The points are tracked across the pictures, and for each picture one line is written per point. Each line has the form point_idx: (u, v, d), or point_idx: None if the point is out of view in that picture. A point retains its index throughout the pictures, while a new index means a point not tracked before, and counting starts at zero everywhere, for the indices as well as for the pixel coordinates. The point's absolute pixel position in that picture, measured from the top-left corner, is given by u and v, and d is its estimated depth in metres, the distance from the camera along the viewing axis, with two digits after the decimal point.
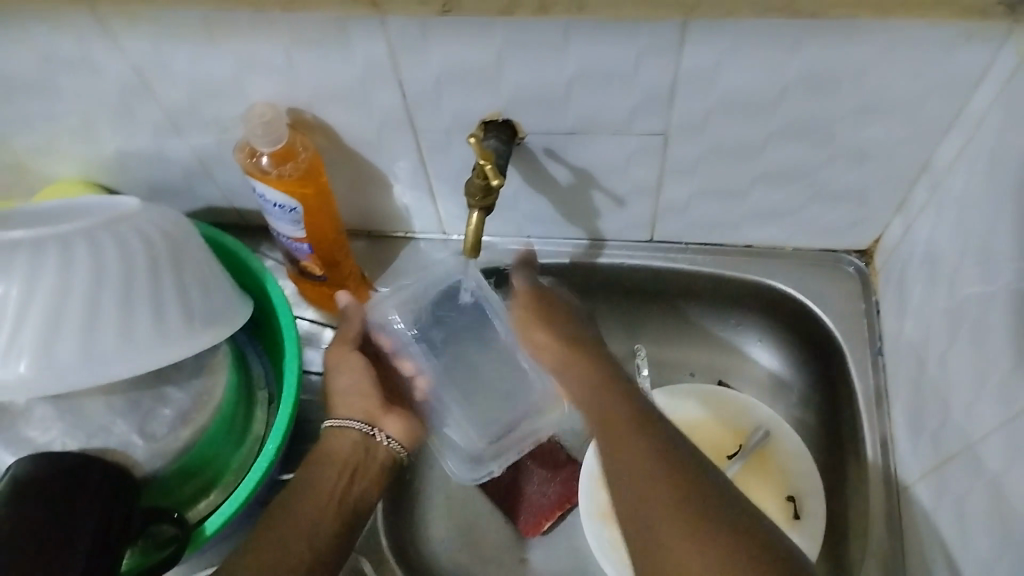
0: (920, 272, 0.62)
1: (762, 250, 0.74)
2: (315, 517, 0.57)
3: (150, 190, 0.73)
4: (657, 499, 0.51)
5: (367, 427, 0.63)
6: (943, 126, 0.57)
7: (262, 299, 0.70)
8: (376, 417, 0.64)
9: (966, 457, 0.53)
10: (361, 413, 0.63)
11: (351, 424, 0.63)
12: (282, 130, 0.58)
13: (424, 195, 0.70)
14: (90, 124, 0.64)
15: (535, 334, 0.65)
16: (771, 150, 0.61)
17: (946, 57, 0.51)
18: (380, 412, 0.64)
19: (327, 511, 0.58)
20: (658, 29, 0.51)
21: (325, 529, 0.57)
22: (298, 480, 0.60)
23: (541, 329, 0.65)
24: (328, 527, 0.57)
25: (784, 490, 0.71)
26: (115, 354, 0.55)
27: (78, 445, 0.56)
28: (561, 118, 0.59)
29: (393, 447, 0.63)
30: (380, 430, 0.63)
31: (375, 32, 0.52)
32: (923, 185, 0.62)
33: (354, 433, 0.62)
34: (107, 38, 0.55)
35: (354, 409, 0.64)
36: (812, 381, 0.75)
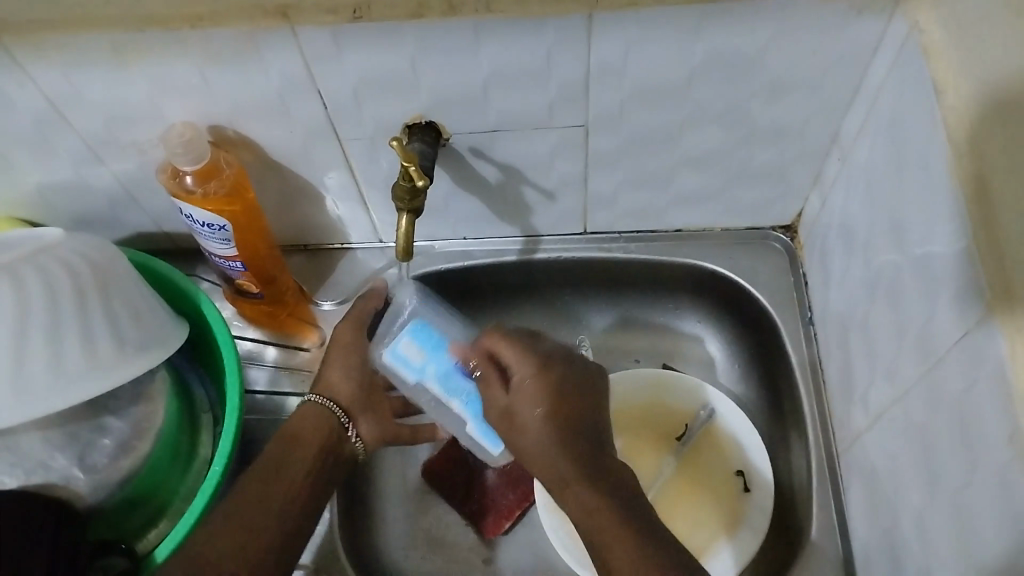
0: (839, 241, 0.65)
1: (691, 233, 0.76)
2: (283, 501, 0.58)
3: (75, 221, 0.72)
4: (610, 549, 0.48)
5: (343, 418, 0.65)
6: (848, 98, 0.59)
7: (198, 321, 0.69)
8: (354, 409, 0.66)
9: (895, 413, 0.55)
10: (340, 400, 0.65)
11: (332, 408, 0.64)
12: (202, 148, 0.57)
13: (355, 205, 0.70)
14: (5, 158, 0.63)
15: (531, 408, 0.57)
16: (689, 134, 0.63)
17: (843, 31, 0.53)
18: (360, 409, 0.66)
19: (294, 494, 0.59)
20: (566, 23, 0.52)
21: (291, 504, 0.58)
22: (273, 454, 0.61)
23: (527, 407, 0.57)
24: (293, 510, 0.58)
25: (733, 465, 0.73)
26: (47, 386, 0.54)
27: (16, 483, 0.54)
28: (481, 118, 0.60)
29: (358, 447, 0.66)
30: (353, 427, 0.65)
31: (288, 44, 0.53)
32: (835, 158, 0.64)
33: (331, 420, 0.64)
34: (13, 69, 0.54)
35: (336, 391, 0.65)
36: (751, 356, 0.77)
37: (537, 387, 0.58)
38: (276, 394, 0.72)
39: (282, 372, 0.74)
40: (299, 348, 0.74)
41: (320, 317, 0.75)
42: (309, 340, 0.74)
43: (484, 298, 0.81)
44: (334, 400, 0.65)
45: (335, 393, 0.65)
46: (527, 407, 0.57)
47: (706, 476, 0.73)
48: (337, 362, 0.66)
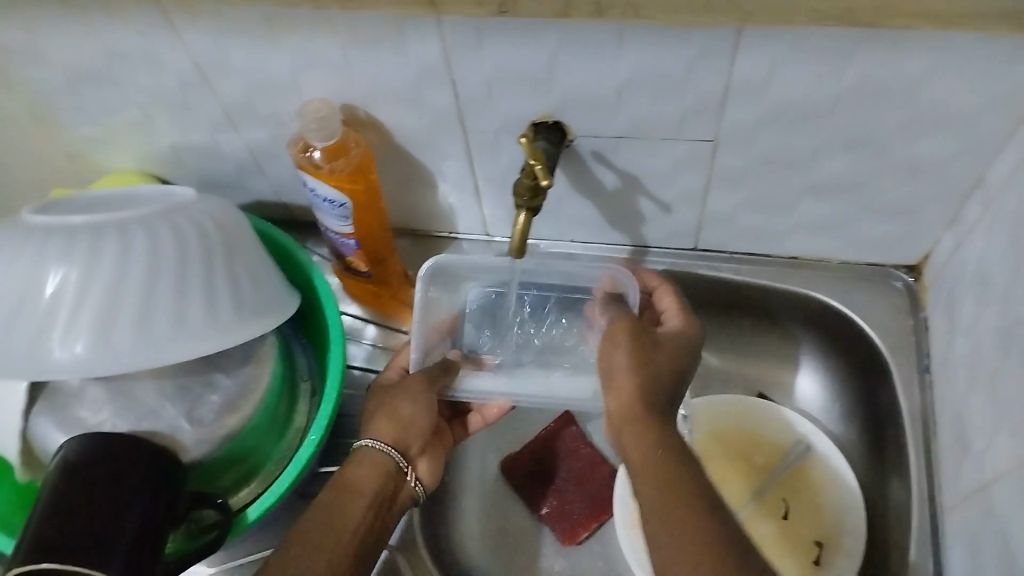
0: (971, 288, 0.61)
1: (808, 262, 0.74)
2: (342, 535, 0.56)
3: (202, 183, 0.75)
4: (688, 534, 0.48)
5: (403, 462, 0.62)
6: (1000, 141, 0.56)
7: (308, 293, 0.71)
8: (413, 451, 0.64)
9: (1011, 477, 0.52)
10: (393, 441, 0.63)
11: (390, 454, 0.62)
12: (336, 126, 0.59)
13: (471, 196, 0.71)
14: (149, 116, 0.66)
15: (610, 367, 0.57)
16: (821, 161, 0.61)
17: (1006, 71, 0.50)
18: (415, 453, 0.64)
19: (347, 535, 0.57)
20: (714, 35, 0.51)
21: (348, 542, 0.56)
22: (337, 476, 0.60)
23: (618, 355, 0.56)
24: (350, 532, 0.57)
25: (814, 533, 0.69)
26: (170, 339, 0.56)
27: (128, 427, 0.57)
28: (611, 122, 0.59)
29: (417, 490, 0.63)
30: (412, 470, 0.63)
31: (432, 31, 0.53)
32: (977, 201, 0.61)
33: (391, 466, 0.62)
34: (169, 32, 0.56)
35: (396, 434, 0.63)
36: (855, 394, 0.74)
37: (672, 347, 0.58)
38: (371, 372, 0.74)
39: (380, 351, 0.75)
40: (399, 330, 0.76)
41: None
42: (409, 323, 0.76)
43: None
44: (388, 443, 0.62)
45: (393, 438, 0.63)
46: (644, 359, 0.56)
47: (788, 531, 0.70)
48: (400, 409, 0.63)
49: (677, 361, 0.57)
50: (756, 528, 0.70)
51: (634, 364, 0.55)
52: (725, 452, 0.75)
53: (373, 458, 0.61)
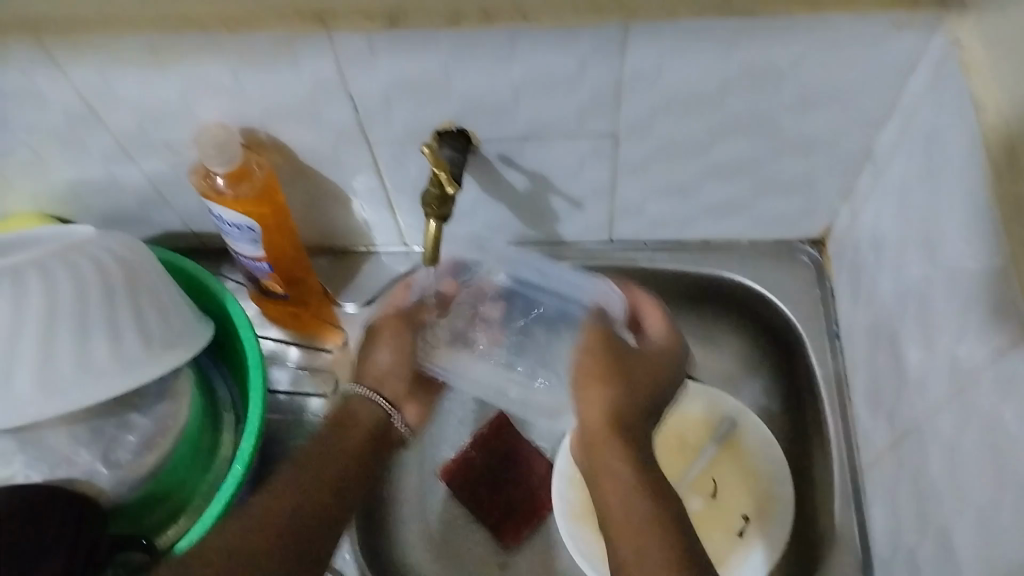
0: (869, 257, 0.64)
1: (716, 244, 0.76)
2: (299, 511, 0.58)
3: (104, 218, 0.72)
4: (646, 551, 0.53)
5: (389, 408, 0.69)
6: (883, 114, 0.58)
7: (222, 320, 0.70)
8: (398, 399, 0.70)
9: (920, 433, 0.55)
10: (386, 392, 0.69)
11: (377, 401, 0.69)
12: (234, 150, 0.58)
13: (383, 208, 0.70)
14: (38, 154, 0.64)
15: (583, 396, 0.63)
16: (720, 146, 0.62)
17: (880, 47, 0.53)
18: (404, 397, 0.71)
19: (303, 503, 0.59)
20: (603, 32, 0.52)
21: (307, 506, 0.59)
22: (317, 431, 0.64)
23: (605, 392, 0.62)
24: (307, 507, 0.59)
25: (740, 509, 0.71)
26: (76, 382, 0.54)
27: (42, 477, 0.55)
28: (512, 123, 0.60)
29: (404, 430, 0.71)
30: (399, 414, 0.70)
31: (324, 47, 0.53)
32: (868, 172, 0.63)
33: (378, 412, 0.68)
34: (49, 66, 0.54)
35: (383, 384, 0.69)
36: (772, 367, 0.77)
37: (656, 366, 0.65)
38: (297, 395, 0.73)
39: (306, 373, 0.74)
40: (322, 349, 0.75)
41: (344, 319, 0.75)
42: (332, 341, 0.75)
43: None
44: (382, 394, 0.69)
45: (379, 383, 0.69)
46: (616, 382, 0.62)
47: (718, 506, 0.72)
48: (387, 361, 0.69)
49: (649, 388, 0.63)
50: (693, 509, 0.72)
51: (608, 392, 0.62)
52: (675, 439, 0.75)
53: (368, 407, 0.68)
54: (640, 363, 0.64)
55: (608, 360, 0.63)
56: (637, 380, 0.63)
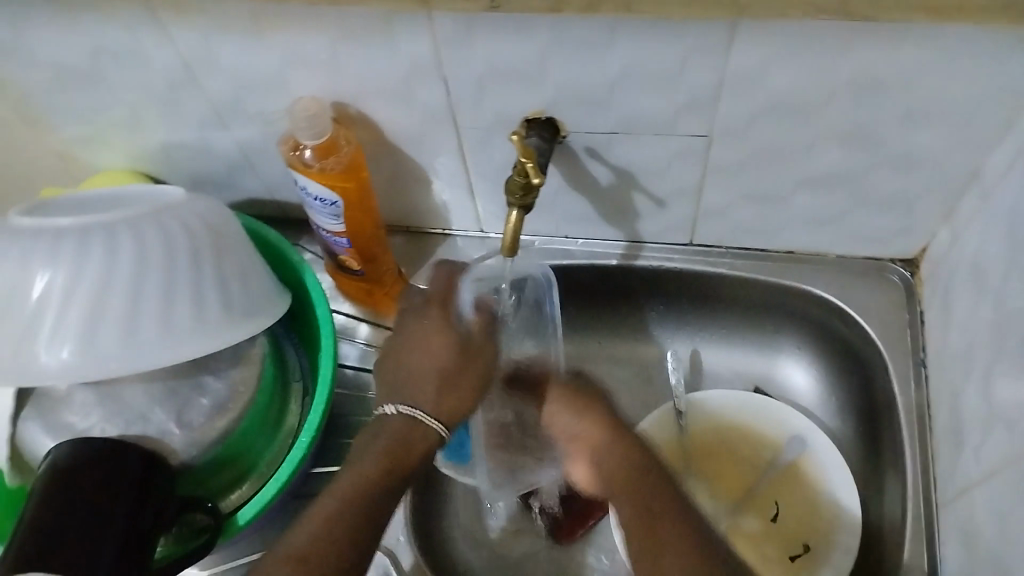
0: (967, 282, 0.61)
1: (803, 256, 0.73)
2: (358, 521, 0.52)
3: (193, 181, 0.74)
4: None
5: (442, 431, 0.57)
6: (997, 135, 0.55)
7: (298, 291, 0.71)
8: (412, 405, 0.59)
9: (1006, 473, 0.52)
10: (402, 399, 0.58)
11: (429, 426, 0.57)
12: (325, 124, 0.58)
13: (464, 192, 0.70)
14: (137, 115, 0.65)
15: (583, 437, 0.61)
16: (817, 155, 0.60)
17: (1002, 64, 0.50)
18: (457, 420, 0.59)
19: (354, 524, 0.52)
20: (708, 29, 0.50)
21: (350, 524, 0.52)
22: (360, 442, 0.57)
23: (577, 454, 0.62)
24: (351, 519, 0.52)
25: (802, 537, 0.69)
26: (157, 343, 0.55)
27: (117, 432, 0.56)
28: (603, 117, 0.58)
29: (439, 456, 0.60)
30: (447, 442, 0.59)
31: (422, 28, 0.52)
32: (973, 194, 0.60)
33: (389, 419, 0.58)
34: (156, 29, 0.55)
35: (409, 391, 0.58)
36: (849, 388, 0.74)
37: (590, 417, 0.61)
38: (364, 371, 0.73)
39: (373, 351, 0.74)
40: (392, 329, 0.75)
41: None
42: None
43: (583, 300, 0.80)
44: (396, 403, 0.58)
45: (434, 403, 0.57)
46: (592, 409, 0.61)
47: (780, 529, 0.70)
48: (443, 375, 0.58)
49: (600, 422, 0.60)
50: (742, 531, 0.70)
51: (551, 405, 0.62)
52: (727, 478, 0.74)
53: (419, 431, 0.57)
54: (573, 416, 0.61)
55: (565, 424, 0.62)
56: (578, 413, 0.61)
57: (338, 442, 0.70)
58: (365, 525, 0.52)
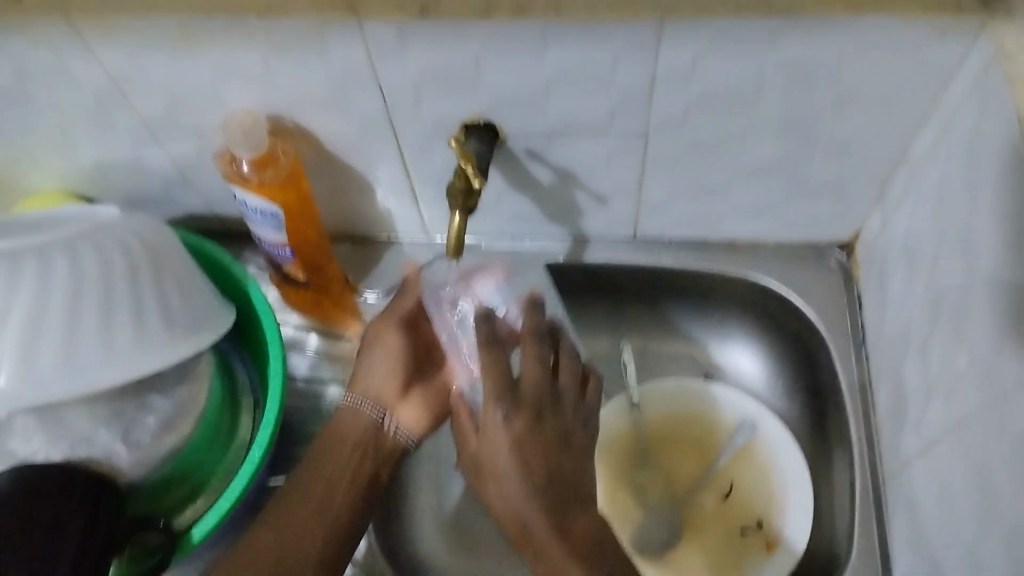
0: (900, 263, 0.63)
1: (745, 246, 0.75)
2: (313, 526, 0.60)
3: (130, 199, 0.72)
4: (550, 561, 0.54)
5: (378, 413, 0.64)
6: (920, 119, 0.57)
7: (242, 304, 0.70)
8: (391, 402, 0.65)
9: (948, 445, 0.54)
10: (378, 398, 0.65)
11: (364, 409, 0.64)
12: (262, 137, 0.57)
13: (407, 198, 0.70)
14: (66, 133, 0.64)
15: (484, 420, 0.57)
16: (751, 146, 0.61)
17: (921, 52, 0.51)
18: (396, 399, 0.65)
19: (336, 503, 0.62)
20: (637, 28, 0.51)
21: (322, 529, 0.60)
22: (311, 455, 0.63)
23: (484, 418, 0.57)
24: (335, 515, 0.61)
25: (754, 516, 0.71)
26: (97, 362, 0.54)
27: (61, 455, 0.55)
28: (541, 118, 0.59)
29: (402, 437, 0.65)
30: (391, 417, 0.65)
31: (354, 37, 0.52)
32: (901, 178, 0.62)
33: (365, 419, 0.64)
34: (81, 46, 0.54)
35: (373, 390, 0.65)
36: (795, 372, 0.76)
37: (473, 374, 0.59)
38: (316, 381, 0.73)
39: (324, 361, 0.74)
40: (343, 338, 0.75)
41: (364, 308, 0.75)
42: (353, 330, 0.74)
43: None
44: (371, 400, 0.65)
45: (366, 390, 0.65)
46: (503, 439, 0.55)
47: (735, 504, 0.72)
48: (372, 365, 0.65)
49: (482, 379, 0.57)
50: (701, 509, 0.73)
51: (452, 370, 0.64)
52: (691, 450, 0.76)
53: (351, 420, 0.64)
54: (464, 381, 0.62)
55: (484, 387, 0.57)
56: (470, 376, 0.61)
57: (292, 453, 0.70)
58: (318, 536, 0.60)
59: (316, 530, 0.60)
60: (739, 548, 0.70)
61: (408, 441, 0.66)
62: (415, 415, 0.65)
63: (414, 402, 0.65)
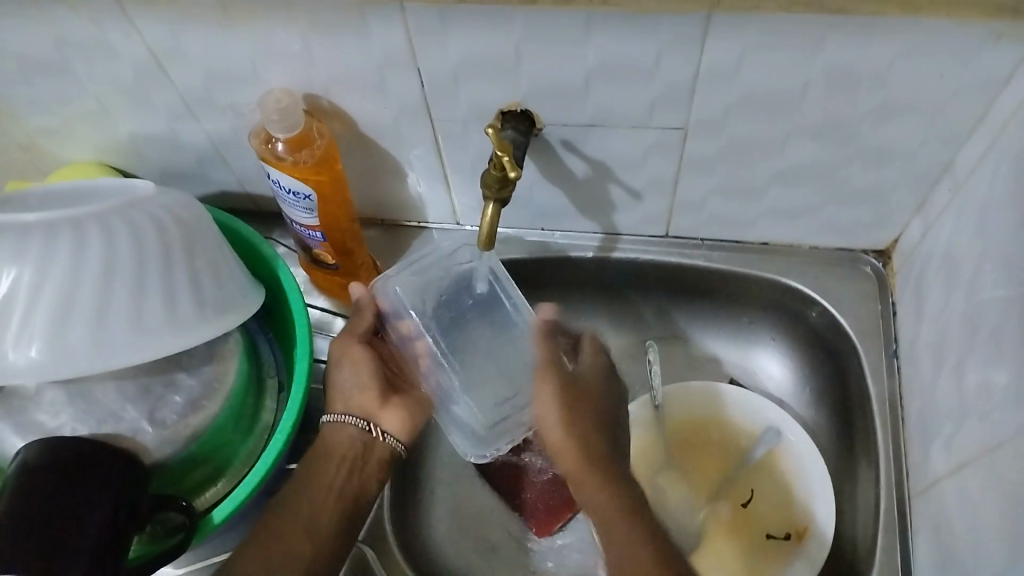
0: (939, 273, 0.62)
1: (779, 248, 0.73)
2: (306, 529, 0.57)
3: (164, 174, 0.73)
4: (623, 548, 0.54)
5: (363, 423, 0.62)
6: (968, 126, 0.56)
7: (272, 285, 0.70)
8: (372, 409, 0.63)
9: (979, 461, 0.53)
10: (359, 410, 0.63)
11: (350, 420, 0.62)
12: (297, 117, 0.57)
13: (439, 185, 0.69)
14: (104, 107, 0.64)
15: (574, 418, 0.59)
16: (792, 147, 0.60)
17: (973, 57, 0.50)
18: (378, 406, 0.63)
19: (328, 508, 0.59)
20: (683, 21, 0.50)
21: (320, 533, 0.58)
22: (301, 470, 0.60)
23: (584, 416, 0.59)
24: (327, 519, 0.58)
25: (781, 528, 0.69)
26: (126, 339, 0.54)
27: (88, 431, 0.55)
28: (580, 109, 0.58)
29: (392, 443, 0.63)
30: (378, 426, 0.62)
31: (395, 20, 0.52)
32: (945, 187, 0.61)
33: (353, 431, 0.62)
34: (123, 20, 0.54)
35: (353, 402, 0.63)
36: (824, 379, 0.75)
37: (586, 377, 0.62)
38: None
39: None
40: None
41: None
42: None
43: (560, 292, 0.80)
44: (354, 413, 0.62)
45: (347, 406, 0.63)
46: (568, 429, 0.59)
47: (762, 515, 0.71)
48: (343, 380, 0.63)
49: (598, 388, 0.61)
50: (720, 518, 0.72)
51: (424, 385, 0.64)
52: (716, 460, 0.75)
53: (341, 432, 0.62)
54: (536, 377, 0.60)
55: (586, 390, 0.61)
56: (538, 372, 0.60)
57: (314, 437, 0.70)
58: (307, 542, 0.57)
59: (309, 534, 0.57)
60: (758, 553, 0.69)
61: (398, 446, 0.63)
62: (400, 420, 0.63)
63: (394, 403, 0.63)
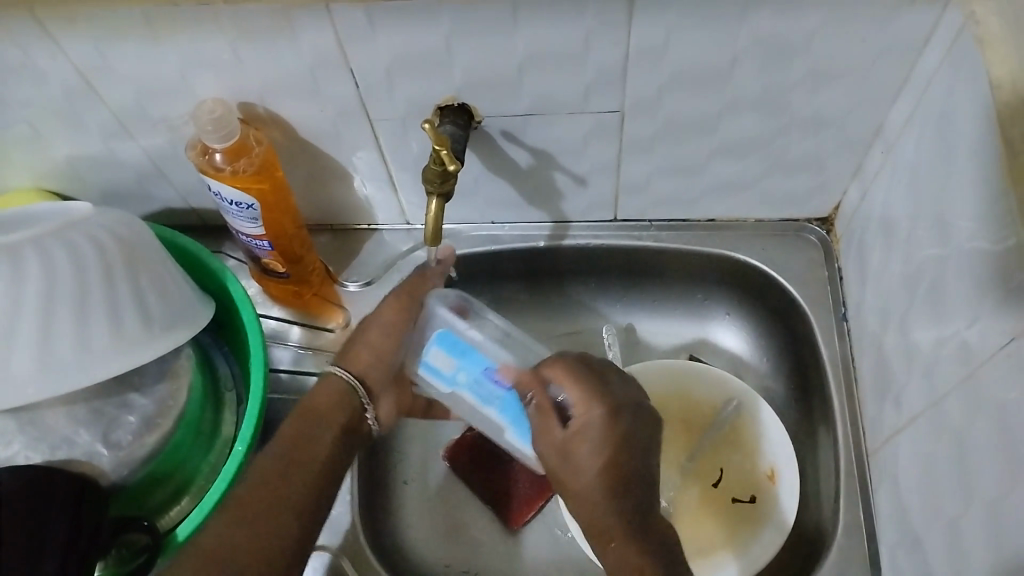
0: (879, 236, 0.63)
1: (725, 224, 0.75)
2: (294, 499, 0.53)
3: (105, 195, 0.72)
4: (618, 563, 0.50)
5: (364, 396, 0.63)
6: (894, 89, 0.57)
7: (223, 299, 0.69)
8: (376, 388, 0.64)
9: (928, 415, 0.54)
10: (366, 378, 0.63)
11: (355, 387, 0.62)
12: (232, 125, 0.57)
13: (385, 185, 0.69)
14: (36, 130, 0.63)
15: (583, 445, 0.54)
16: (727, 122, 0.61)
17: (893, 20, 0.51)
18: (380, 389, 0.64)
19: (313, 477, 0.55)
20: (608, 5, 0.50)
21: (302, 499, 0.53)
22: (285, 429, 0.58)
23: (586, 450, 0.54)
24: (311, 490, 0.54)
25: (745, 492, 0.71)
26: (73, 362, 0.54)
27: (42, 459, 0.55)
28: (516, 100, 0.59)
29: (370, 426, 0.64)
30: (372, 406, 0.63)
31: (323, 21, 0.52)
32: (878, 150, 0.62)
33: (351, 399, 0.62)
34: (47, 41, 0.53)
35: (366, 370, 0.64)
36: (779, 348, 0.76)
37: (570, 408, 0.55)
38: (299, 375, 0.71)
39: (307, 354, 0.73)
40: (326, 329, 0.74)
41: (345, 299, 0.74)
42: (334, 320, 0.74)
43: (515, 285, 0.80)
44: (359, 377, 0.63)
45: (363, 367, 0.63)
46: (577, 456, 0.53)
47: (725, 484, 0.72)
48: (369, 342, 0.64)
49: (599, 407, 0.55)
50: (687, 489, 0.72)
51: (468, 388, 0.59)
52: (681, 432, 0.75)
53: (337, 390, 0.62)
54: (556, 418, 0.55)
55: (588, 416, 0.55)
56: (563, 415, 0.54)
57: None
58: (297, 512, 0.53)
59: (292, 502, 0.53)
60: (728, 521, 0.70)
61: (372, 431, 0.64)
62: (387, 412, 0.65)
63: (390, 392, 0.66)
